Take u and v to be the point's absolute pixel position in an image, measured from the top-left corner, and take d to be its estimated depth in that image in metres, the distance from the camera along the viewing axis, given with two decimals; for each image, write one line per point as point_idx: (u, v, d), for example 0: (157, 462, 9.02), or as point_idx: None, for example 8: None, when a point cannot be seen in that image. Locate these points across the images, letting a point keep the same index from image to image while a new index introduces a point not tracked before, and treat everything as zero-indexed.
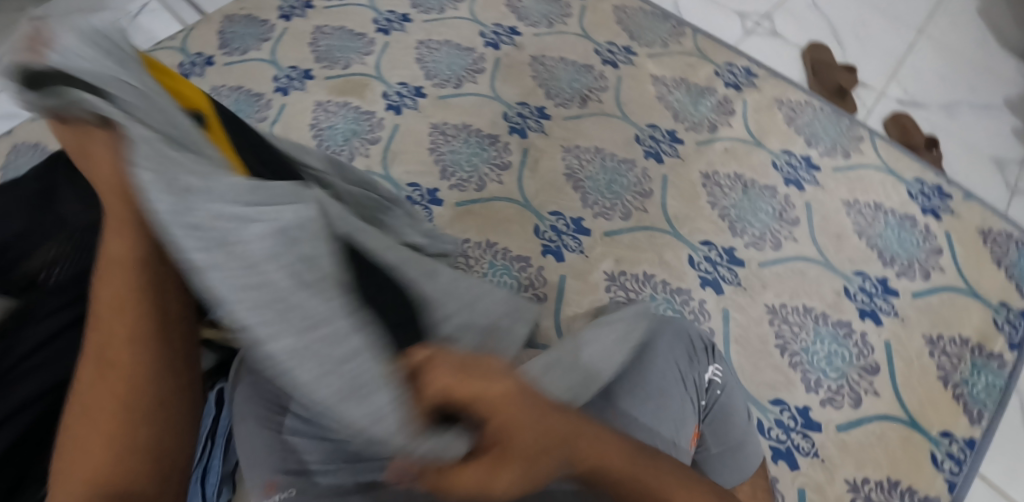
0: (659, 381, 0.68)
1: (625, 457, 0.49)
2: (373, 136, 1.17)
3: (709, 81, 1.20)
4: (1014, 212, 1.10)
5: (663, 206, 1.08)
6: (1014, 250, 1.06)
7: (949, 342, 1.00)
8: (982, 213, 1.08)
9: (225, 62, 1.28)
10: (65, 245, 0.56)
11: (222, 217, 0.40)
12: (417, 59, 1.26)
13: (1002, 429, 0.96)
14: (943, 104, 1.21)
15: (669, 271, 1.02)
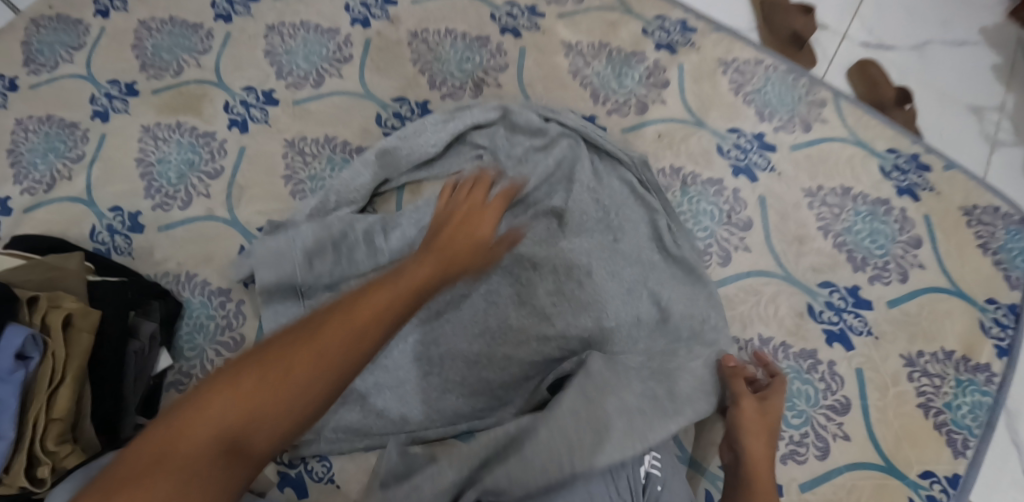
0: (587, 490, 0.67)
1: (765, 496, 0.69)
2: (214, 166, 0.93)
3: (636, 43, 0.94)
4: (993, 180, 0.89)
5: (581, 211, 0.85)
6: (1003, 228, 0.86)
7: (931, 360, 0.82)
8: (967, 185, 0.87)
9: (32, 84, 1.02)
10: None
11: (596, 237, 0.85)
12: (267, 52, 0.99)
13: (990, 456, 0.79)
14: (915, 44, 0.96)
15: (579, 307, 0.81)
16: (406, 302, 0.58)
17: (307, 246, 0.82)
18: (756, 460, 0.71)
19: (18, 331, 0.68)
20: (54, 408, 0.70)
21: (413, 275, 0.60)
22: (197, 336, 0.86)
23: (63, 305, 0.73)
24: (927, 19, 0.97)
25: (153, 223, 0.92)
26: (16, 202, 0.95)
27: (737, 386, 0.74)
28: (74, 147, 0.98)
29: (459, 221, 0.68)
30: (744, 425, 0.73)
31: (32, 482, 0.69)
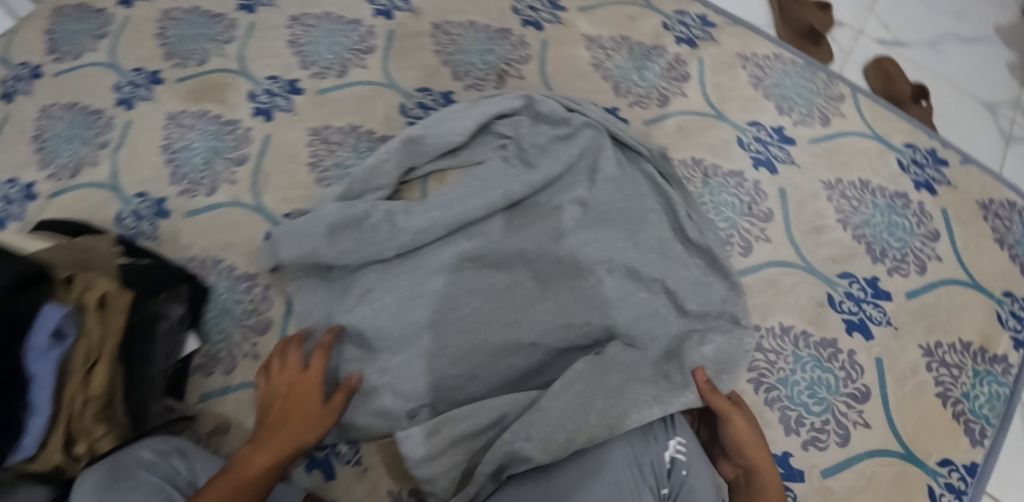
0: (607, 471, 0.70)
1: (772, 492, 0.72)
2: (240, 154, 0.95)
3: (656, 37, 0.96)
4: (1008, 174, 0.93)
5: (606, 198, 0.87)
6: (1018, 221, 0.89)
7: (948, 350, 0.84)
8: (982, 180, 0.91)
9: (56, 72, 1.04)
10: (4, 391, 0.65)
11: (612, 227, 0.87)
12: (290, 42, 1.00)
13: (1007, 444, 0.82)
14: (929, 42, 1.01)
15: (606, 300, 0.83)
16: (252, 483, 0.68)
17: (334, 221, 0.84)
18: (761, 467, 0.73)
19: (55, 309, 0.70)
20: (90, 387, 0.72)
21: (253, 461, 0.69)
22: (224, 320, 0.88)
23: (97, 285, 0.74)
24: (943, 15, 1.04)
25: (178, 209, 0.93)
26: (41, 187, 0.97)
27: (721, 403, 0.74)
28: (99, 133, 0.99)
29: (302, 388, 0.77)
30: (737, 438, 0.74)
31: (71, 459, 0.72)
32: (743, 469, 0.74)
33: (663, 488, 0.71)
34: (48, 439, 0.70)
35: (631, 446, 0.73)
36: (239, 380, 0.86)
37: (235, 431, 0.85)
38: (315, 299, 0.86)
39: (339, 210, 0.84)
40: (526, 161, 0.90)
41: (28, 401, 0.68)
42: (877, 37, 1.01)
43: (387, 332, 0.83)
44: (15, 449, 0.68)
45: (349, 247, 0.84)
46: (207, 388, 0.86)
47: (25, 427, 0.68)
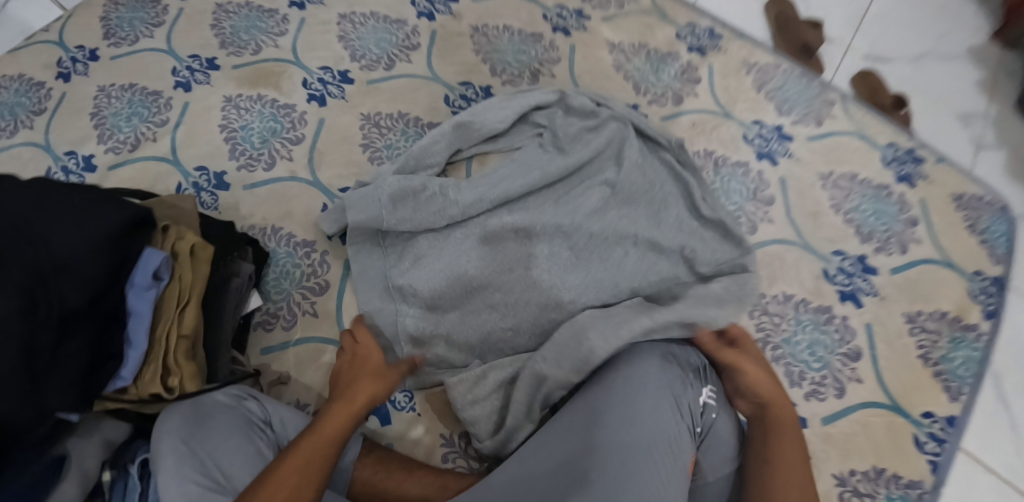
0: (649, 407, 0.79)
1: (787, 424, 0.82)
2: (295, 134, 1.04)
3: (670, 45, 1.09)
4: (980, 172, 1.07)
5: (631, 179, 0.99)
6: (987, 214, 1.02)
7: (928, 318, 0.97)
8: (956, 177, 1.04)
9: (112, 55, 1.10)
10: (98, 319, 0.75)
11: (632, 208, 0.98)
12: (339, 37, 1.10)
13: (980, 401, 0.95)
14: (910, 58, 1.15)
15: (629, 272, 0.94)
16: (333, 442, 0.77)
17: (394, 192, 0.95)
18: (777, 403, 0.83)
19: (154, 255, 0.80)
20: (182, 325, 0.81)
21: (331, 422, 0.78)
22: (284, 282, 0.97)
23: (188, 237, 0.84)
24: (921, 35, 1.17)
25: (238, 182, 1.01)
26: (100, 160, 1.03)
27: (727, 354, 0.87)
28: (158, 113, 1.06)
29: (362, 357, 0.87)
30: (750, 381, 0.85)
31: (164, 390, 0.80)
32: (758, 406, 0.84)
33: (698, 427, 0.82)
34: (142, 372, 0.79)
35: (671, 385, 0.82)
36: (298, 335, 0.95)
37: (294, 381, 0.93)
38: (371, 261, 0.97)
39: (399, 182, 0.95)
40: (560, 147, 1.01)
41: (127, 335, 0.78)
42: (862, 53, 1.15)
43: (435, 291, 0.94)
44: (114, 378, 0.77)
45: (407, 214, 0.95)
46: (267, 343, 0.95)
47: (124, 358, 0.78)
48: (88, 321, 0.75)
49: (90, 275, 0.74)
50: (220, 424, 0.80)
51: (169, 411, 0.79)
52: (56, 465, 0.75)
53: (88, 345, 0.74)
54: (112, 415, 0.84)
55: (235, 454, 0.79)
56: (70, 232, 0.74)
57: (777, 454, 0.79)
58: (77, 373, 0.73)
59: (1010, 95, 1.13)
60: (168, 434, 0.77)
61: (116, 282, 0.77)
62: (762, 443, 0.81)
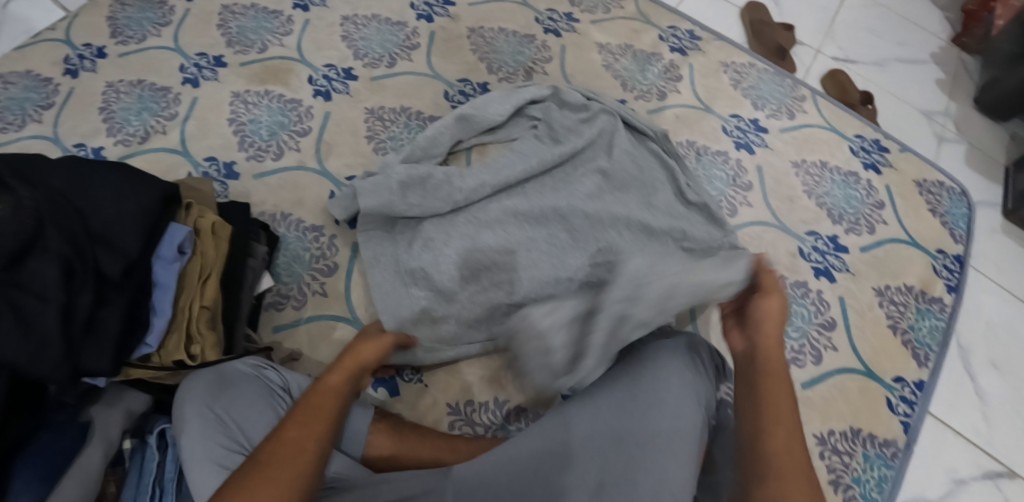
0: (674, 399, 0.85)
1: (780, 382, 0.77)
2: (303, 127, 1.10)
3: (655, 46, 1.19)
4: (943, 160, 1.21)
5: (625, 164, 1.06)
6: (946, 197, 1.14)
7: (896, 291, 1.05)
8: (917, 165, 1.15)
9: (120, 52, 1.13)
10: (136, 287, 0.79)
11: (623, 191, 1.04)
12: (343, 37, 1.17)
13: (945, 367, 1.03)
14: (875, 61, 1.30)
15: (622, 248, 0.99)
16: (335, 401, 0.79)
17: (404, 179, 1.00)
18: (765, 347, 0.79)
19: (179, 229, 0.84)
20: (204, 297, 0.86)
21: (332, 380, 0.81)
22: (295, 265, 1.02)
23: (209, 215, 0.89)
24: (887, 40, 1.34)
25: (247, 172, 1.06)
26: (109, 152, 1.05)
27: (767, 280, 0.83)
28: (167, 107, 1.09)
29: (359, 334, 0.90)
30: (762, 312, 0.81)
31: (187, 358, 0.84)
32: (749, 346, 0.81)
33: (713, 418, 0.89)
34: (166, 340, 0.83)
35: (692, 379, 0.87)
36: (309, 314, 1.00)
37: (305, 358, 0.97)
38: (382, 249, 1.01)
39: (406, 170, 1.01)
40: (556, 139, 1.08)
41: (153, 305, 0.82)
42: (832, 55, 1.30)
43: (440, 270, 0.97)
44: (140, 345, 0.81)
45: (416, 200, 1.00)
46: (278, 322, 0.99)
47: (150, 326, 0.81)
48: (120, 291, 0.78)
49: (124, 245, 0.78)
50: (244, 392, 0.84)
51: (192, 379, 0.84)
52: (83, 431, 0.78)
53: (121, 313, 0.77)
54: (134, 387, 0.87)
55: (257, 422, 0.83)
56: (105, 207, 0.79)
57: (771, 404, 0.75)
58: (112, 339, 0.76)
59: (966, 95, 1.29)
60: (193, 400, 0.81)
61: (146, 253, 0.81)
62: (751, 389, 0.77)
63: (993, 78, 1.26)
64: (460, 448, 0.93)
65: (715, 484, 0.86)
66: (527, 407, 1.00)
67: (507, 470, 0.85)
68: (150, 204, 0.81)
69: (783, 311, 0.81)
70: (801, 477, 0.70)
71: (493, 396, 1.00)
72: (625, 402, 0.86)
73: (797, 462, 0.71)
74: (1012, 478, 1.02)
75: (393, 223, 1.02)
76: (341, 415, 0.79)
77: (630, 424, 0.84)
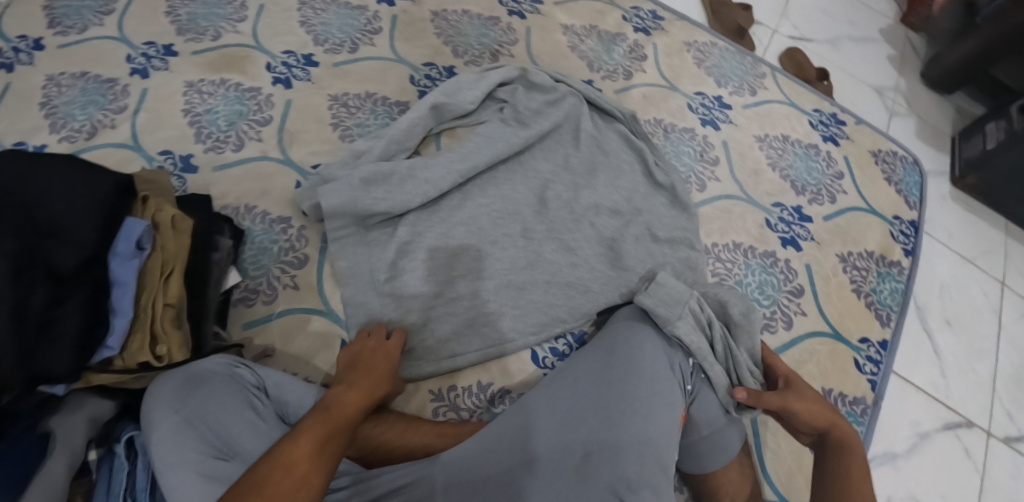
0: (651, 369, 0.87)
1: (855, 452, 0.85)
2: (263, 116, 1.05)
3: (619, 27, 1.22)
4: (892, 131, 1.28)
5: (599, 147, 1.08)
6: (900, 166, 1.20)
7: (857, 257, 1.10)
8: (872, 136, 1.22)
9: (59, 44, 1.05)
10: (90, 285, 0.73)
11: (598, 175, 1.05)
12: (302, 23, 1.13)
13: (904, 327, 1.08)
14: (827, 40, 1.37)
15: (601, 235, 1.02)
16: (341, 432, 0.76)
17: (365, 175, 0.96)
18: (836, 426, 0.88)
19: (137, 223, 0.77)
20: (168, 294, 0.79)
21: (341, 407, 0.78)
22: (263, 258, 0.96)
23: (167, 209, 0.82)
24: (839, 21, 1.41)
25: (206, 164, 1.00)
26: (54, 149, 0.98)
27: (773, 400, 0.88)
28: (115, 100, 1.03)
29: (378, 352, 0.88)
30: (801, 415, 0.88)
31: (152, 359, 0.77)
32: (819, 431, 0.88)
33: (688, 384, 0.90)
34: (129, 341, 0.76)
35: (665, 348, 0.90)
36: (281, 308, 0.94)
37: (279, 353, 0.92)
38: (354, 252, 0.96)
39: (372, 167, 0.97)
40: (522, 121, 1.07)
41: (111, 304, 0.74)
42: (787, 34, 1.35)
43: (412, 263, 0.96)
44: (101, 347, 0.73)
45: (381, 195, 0.96)
46: (249, 318, 0.93)
47: (110, 327, 0.74)
48: (76, 288, 0.72)
49: (79, 238, 0.72)
50: (219, 391, 0.78)
51: (160, 381, 0.77)
52: (42, 441, 0.71)
53: (80, 311, 0.71)
54: (96, 392, 0.79)
55: (233, 421, 0.77)
56: (54, 197, 0.72)
57: (857, 470, 0.83)
58: (70, 340, 0.70)
59: (914, 71, 1.39)
60: (159, 405, 0.75)
61: (102, 246, 0.74)
62: (836, 465, 0.84)
63: (937, 54, 1.35)
64: (447, 433, 0.88)
65: (695, 448, 0.89)
66: (512, 388, 0.95)
67: (498, 460, 0.83)
68: (105, 196, 0.75)
69: (811, 395, 0.89)
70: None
71: (477, 379, 0.95)
72: (609, 392, 0.85)
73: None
74: (969, 427, 1.09)
75: (368, 225, 0.96)
76: (339, 446, 0.75)
77: (616, 418, 0.82)
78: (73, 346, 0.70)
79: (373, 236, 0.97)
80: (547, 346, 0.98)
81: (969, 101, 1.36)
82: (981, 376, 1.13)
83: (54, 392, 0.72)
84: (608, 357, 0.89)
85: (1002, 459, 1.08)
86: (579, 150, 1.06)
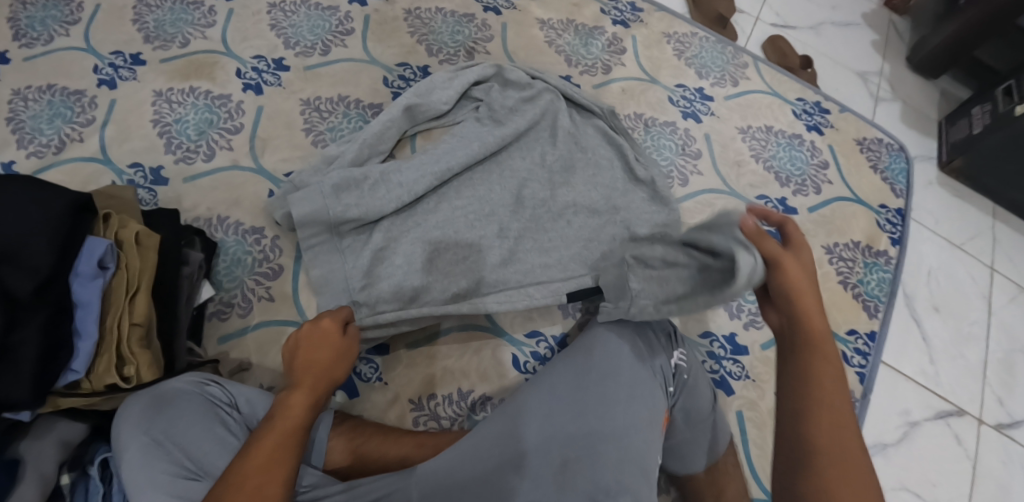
0: (624, 373, 0.85)
1: (824, 358, 0.70)
2: (233, 123, 1.03)
3: (597, 20, 1.20)
4: (879, 117, 1.28)
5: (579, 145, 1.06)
6: (886, 154, 1.18)
7: (844, 247, 1.08)
8: (856, 124, 1.20)
9: (24, 56, 1.03)
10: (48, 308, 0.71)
11: (576, 175, 1.03)
12: (272, 26, 1.11)
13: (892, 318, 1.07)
14: (811, 26, 1.37)
15: (583, 233, 0.99)
16: (293, 438, 0.73)
17: (337, 181, 0.94)
18: (811, 319, 0.71)
19: (98, 242, 0.75)
20: (133, 313, 0.77)
21: (290, 410, 0.75)
22: (236, 269, 0.95)
23: (131, 225, 0.80)
24: (821, 6, 1.41)
25: (177, 176, 0.98)
26: (22, 166, 0.96)
27: (771, 246, 0.71)
28: (82, 112, 1.01)
29: (324, 339, 0.82)
30: (789, 281, 0.71)
31: (120, 381, 0.76)
32: (787, 319, 0.72)
33: (669, 386, 0.88)
34: (95, 363, 0.75)
35: (643, 350, 0.88)
36: (256, 321, 0.93)
37: (256, 367, 0.91)
38: (329, 260, 0.94)
39: (341, 173, 0.95)
40: (497, 120, 1.05)
41: (75, 327, 0.73)
42: (770, 21, 1.35)
43: (387, 270, 0.93)
44: (65, 371, 0.72)
45: (353, 201, 0.94)
46: (224, 332, 0.92)
47: (74, 350, 0.73)
48: (33, 312, 0.70)
49: (34, 262, 0.70)
50: (186, 411, 0.77)
51: (130, 401, 0.76)
52: (9, 468, 0.69)
53: (38, 336, 0.69)
54: (67, 414, 0.77)
55: (200, 441, 0.76)
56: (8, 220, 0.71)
57: (818, 382, 0.69)
58: (28, 367, 0.68)
59: (899, 55, 1.38)
60: (128, 428, 0.74)
61: (60, 268, 0.72)
62: (801, 370, 0.70)
63: (922, 38, 1.34)
64: (426, 443, 0.87)
65: (678, 448, 0.89)
66: (493, 395, 0.93)
67: (475, 465, 0.82)
68: (58, 215, 0.73)
69: (810, 267, 0.74)
70: (858, 482, 0.65)
71: (457, 386, 0.93)
72: (585, 399, 0.84)
73: (859, 471, 0.65)
74: (960, 415, 1.08)
75: (341, 232, 0.94)
76: (292, 454, 0.72)
77: (591, 430, 0.82)
78: (31, 372, 0.68)
79: (348, 243, 0.94)
80: (528, 350, 0.96)
81: (955, 85, 1.36)
82: (972, 363, 1.12)
83: (19, 418, 0.71)
84: (585, 360, 0.87)
85: (994, 447, 1.07)
86: (556, 147, 1.04)
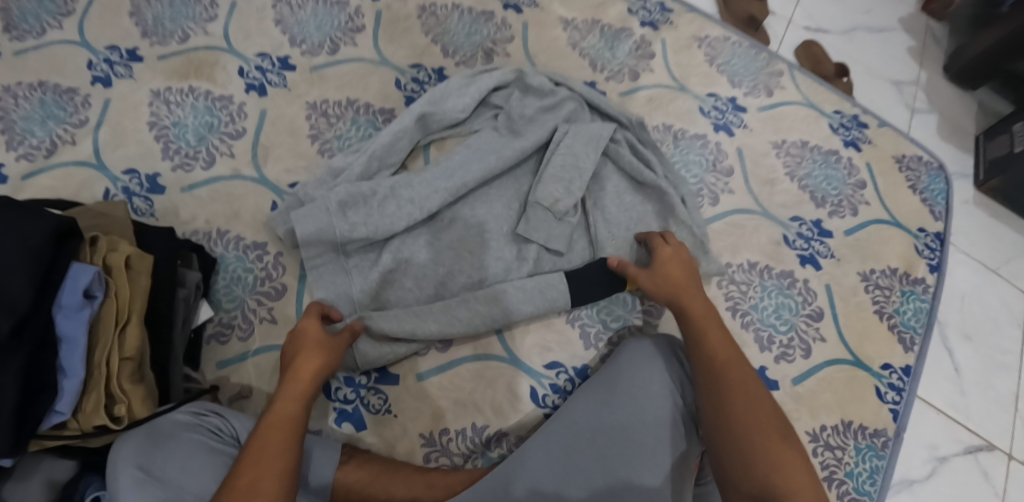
0: (654, 396, 0.80)
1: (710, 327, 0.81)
2: (234, 128, 0.97)
3: (624, 21, 1.11)
4: (914, 132, 1.21)
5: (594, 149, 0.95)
6: (926, 173, 1.11)
7: (881, 275, 1.02)
8: (896, 139, 1.12)
9: (15, 50, 0.97)
10: (28, 347, 0.66)
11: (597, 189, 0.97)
12: (277, 21, 1.04)
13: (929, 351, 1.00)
14: (847, 30, 1.29)
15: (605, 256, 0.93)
16: (284, 435, 0.71)
17: (343, 198, 0.88)
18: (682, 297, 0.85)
19: (84, 270, 0.70)
20: (124, 347, 0.72)
21: (278, 409, 0.73)
22: (236, 288, 0.89)
23: (121, 247, 0.75)
24: (855, 8, 1.32)
25: (174, 184, 0.93)
26: (10, 170, 0.90)
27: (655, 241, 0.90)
28: (75, 112, 0.95)
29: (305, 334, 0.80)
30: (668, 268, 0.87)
31: (110, 421, 0.71)
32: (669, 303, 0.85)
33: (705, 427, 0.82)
34: (83, 402, 0.70)
35: (677, 376, 0.83)
36: (257, 345, 0.88)
37: (256, 394, 0.86)
38: (334, 282, 0.88)
39: (346, 187, 0.88)
40: (515, 130, 0.98)
41: (60, 363, 0.69)
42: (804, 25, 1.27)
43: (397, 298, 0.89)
44: (50, 413, 0.68)
45: (360, 219, 0.88)
46: (223, 356, 0.87)
47: (59, 389, 0.68)
48: (12, 353, 0.65)
49: (12, 299, 0.64)
50: (182, 444, 0.71)
51: (123, 439, 0.70)
52: None
53: (17, 379, 0.65)
54: (53, 451, 0.72)
55: (193, 471, 0.70)
56: None
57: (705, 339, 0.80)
58: (8, 412, 0.64)
59: (937, 63, 1.30)
60: (122, 458, 0.68)
61: (41, 303, 0.67)
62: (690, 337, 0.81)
63: (961, 46, 1.26)
64: (436, 483, 0.82)
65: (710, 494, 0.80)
66: (508, 430, 0.88)
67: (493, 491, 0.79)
68: (38, 246, 0.67)
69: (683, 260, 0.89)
70: (771, 419, 0.74)
71: (470, 421, 0.88)
72: (610, 426, 0.80)
73: (771, 416, 0.74)
74: (989, 450, 1.02)
75: (347, 251, 0.88)
76: (285, 451, 0.69)
77: (619, 471, 0.77)
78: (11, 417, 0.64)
79: (354, 262, 0.89)
80: (546, 383, 0.90)
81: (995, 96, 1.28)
82: (1003, 395, 1.06)
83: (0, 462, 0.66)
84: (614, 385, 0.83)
85: None
86: None
